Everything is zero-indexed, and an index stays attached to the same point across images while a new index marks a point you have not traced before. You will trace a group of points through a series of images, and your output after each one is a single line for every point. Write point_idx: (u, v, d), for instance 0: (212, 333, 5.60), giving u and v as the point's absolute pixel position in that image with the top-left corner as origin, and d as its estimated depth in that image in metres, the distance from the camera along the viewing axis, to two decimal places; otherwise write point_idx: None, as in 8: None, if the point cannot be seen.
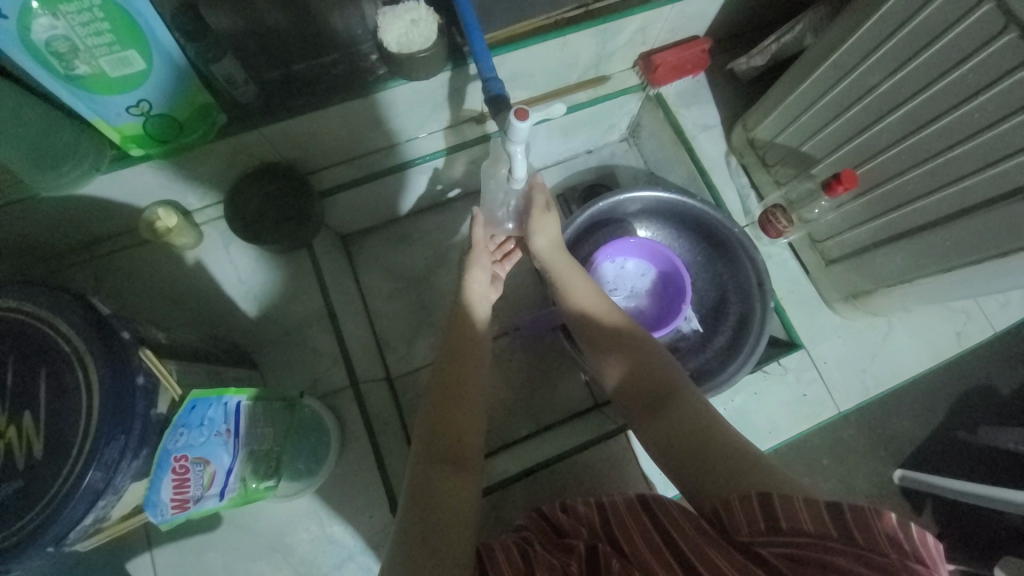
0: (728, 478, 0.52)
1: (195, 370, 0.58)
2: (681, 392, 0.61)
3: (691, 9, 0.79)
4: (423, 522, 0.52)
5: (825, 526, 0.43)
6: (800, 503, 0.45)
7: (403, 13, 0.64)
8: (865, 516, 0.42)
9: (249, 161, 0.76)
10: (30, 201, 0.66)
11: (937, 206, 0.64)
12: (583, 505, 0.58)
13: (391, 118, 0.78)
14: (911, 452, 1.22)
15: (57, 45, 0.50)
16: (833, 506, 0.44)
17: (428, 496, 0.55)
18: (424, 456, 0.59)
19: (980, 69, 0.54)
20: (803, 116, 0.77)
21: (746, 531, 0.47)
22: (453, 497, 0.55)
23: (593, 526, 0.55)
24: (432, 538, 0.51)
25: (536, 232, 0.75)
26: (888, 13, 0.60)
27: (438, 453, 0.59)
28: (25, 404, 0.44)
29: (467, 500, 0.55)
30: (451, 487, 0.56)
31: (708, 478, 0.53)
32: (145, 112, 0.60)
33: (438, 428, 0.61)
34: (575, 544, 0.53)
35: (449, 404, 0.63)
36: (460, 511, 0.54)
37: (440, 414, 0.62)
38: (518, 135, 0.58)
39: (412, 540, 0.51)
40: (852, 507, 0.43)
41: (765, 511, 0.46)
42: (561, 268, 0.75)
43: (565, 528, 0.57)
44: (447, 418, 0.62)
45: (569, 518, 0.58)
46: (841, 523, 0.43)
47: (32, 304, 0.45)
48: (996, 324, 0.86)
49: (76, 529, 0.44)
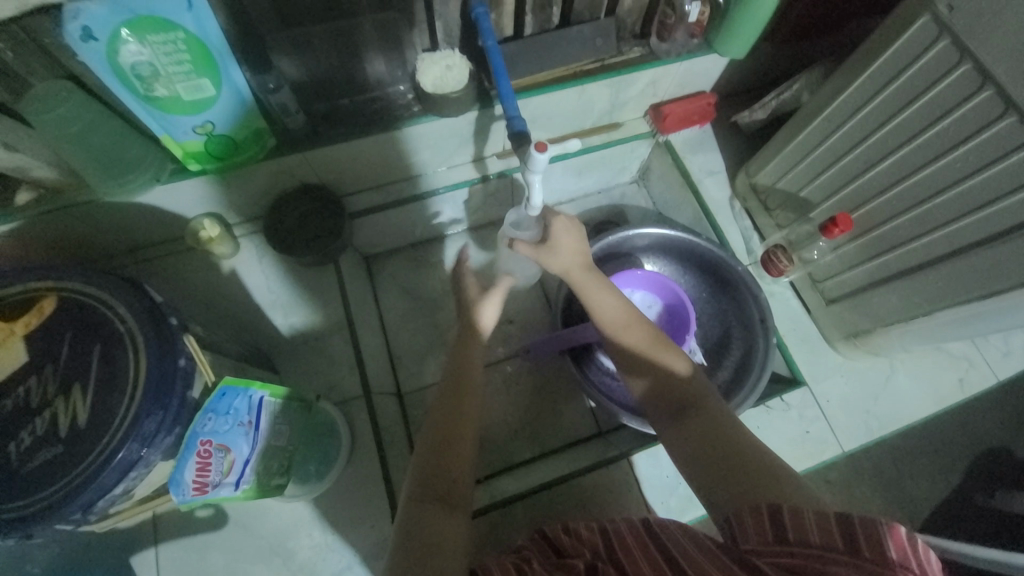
0: (744, 487, 0.52)
1: (226, 363, 0.63)
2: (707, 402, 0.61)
3: (698, 67, 0.88)
4: (421, 530, 0.55)
5: (832, 537, 0.42)
6: (810, 517, 0.44)
7: (440, 59, 0.74)
8: (875, 531, 0.41)
9: (291, 182, 0.84)
10: (93, 204, 0.73)
11: (928, 248, 0.68)
12: (586, 530, 0.59)
13: (421, 150, 0.86)
14: (927, 514, 1.18)
15: (141, 70, 0.58)
16: (842, 517, 0.43)
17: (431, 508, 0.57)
18: (430, 455, 0.61)
19: (961, 122, 0.60)
20: (801, 164, 0.82)
21: (754, 541, 0.46)
22: (444, 537, 0.55)
23: (594, 546, 0.56)
24: (428, 545, 0.53)
25: (556, 249, 0.69)
26: (875, 74, 0.67)
27: (429, 488, 0.59)
28: (77, 376, 0.48)
29: (458, 535, 0.55)
30: (437, 518, 0.56)
31: (729, 489, 0.53)
32: (208, 132, 0.68)
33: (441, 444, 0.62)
34: (575, 563, 0.53)
35: (458, 412, 0.65)
36: (448, 538, 0.55)
37: (449, 423, 0.64)
38: (537, 166, 0.63)
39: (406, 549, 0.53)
40: (863, 521, 0.42)
41: (775, 523, 0.46)
42: (585, 285, 0.68)
43: (566, 547, 0.58)
44: (449, 429, 0.63)
45: (571, 541, 0.58)
46: (850, 538, 0.42)
47: (93, 287, 0.51)
48: (999, 373, 0.87)
49: (104, 499, 0.46)
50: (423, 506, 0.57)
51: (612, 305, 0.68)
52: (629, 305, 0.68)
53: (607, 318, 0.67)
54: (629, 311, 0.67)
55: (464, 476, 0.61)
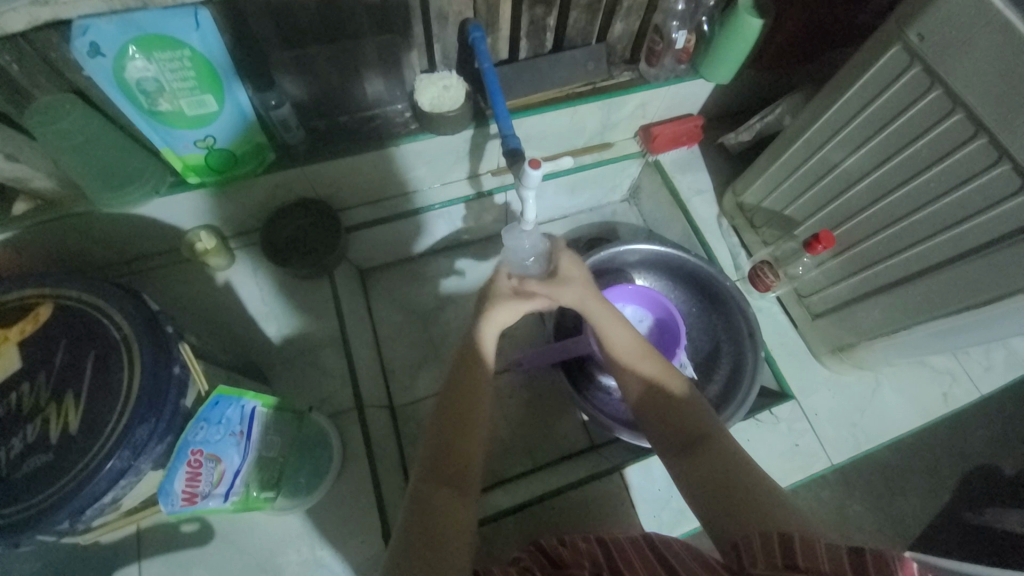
0: (750, 516, 0.52)
1: (219, 374, 0.63)
2: (717, 438, 0.60)
3: (685, 92, 0.91)
4: (434, 517, 0.56)
5: (844, 567, 0.43)
6: (822, 548, 0.44)
7: (437, 80, 0.77)
8: (886, 564, 0.42)
9: (288, 195, 0.85)
10: (90, 215, 0.74)
11: (908, 263, 0.71)
12: (584, 542, 0.59)
13: (417, 166, 0.88)
14: (918, 532, 1.18)
15: (146, 85, 0.60)
16: (854, 551, 0.44)
17: (427, 509, 0.57)
18: (427, 457, 0.60)
19: (933, 144, 0.63)
20: (785, 183, 0.85)
21: (761, 565, 0.45)
22: (452, 520, 0.56)
23: (595, 559, 0.56)
24: (440, 539, 0.54)
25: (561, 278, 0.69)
26: (851, 99, 0.71)
27: (442, 472, 0.59)
28: (70, 383, 0.48)
29: (466, 526, 0.56)
30: (450, 503, 0.57)
31: (736, 520, 0.52)
32: (208, 146, 0.70)
33: (454, 427, 0.62)
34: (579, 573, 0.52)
35: (456, 413, 0.63)
36: (460, 519, 0.57)
37: (448, 424, 0.62)
38: (530, 181, 0.64)
39: (409, 540, 0.54)
40: (874, 553, 0.43)
41: (783, 548, 0.45)
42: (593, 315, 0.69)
43: (564, 559, 0.56)
44: (451, 433, 0.62)
45: (569, 553, 0.57)
46: (862, 569, 0.42)
47: (90, 294, 0.51)
48: (981, 387, 0.89)
49: (93, 507, 0.46)
50: (437, 486, 0.58)
51: (620, 334, 0.68)
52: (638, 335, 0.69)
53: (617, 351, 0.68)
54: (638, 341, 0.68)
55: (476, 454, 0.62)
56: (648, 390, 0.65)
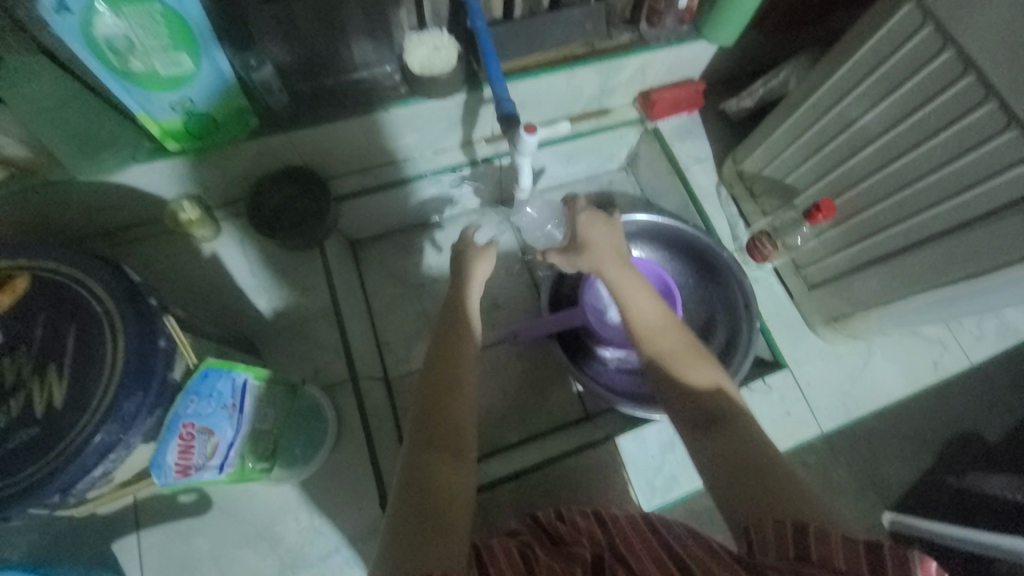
0: (762, 494, 0.51)
1: (207, 347, 0.61)
2: (735, 415, 0.59)
3: (687, 54, 0.88)
4: (429, 480, 0.56)
5: (857, 561, 0.42)
6: (837, 542, 0.44)
7: (427, 39, 0.74)
8: (904, 560, 0.40)
9: (273, 163, 0.82)
10: (66, 183, 0.71)
11: (908, 233, 0.70)
12: (582, 518, 0.60)
13: (407, 132, 0.84)
14: (902, 496, 1.21)
15: (116, 42, 0.55)
16: (870, 546, 0.42)
17: (433, 470, 0.57)
18: (421, 421, 0.61)
19: (941, 109, 0.61)
20: (787, 151, 0.83)
21: (773, 555, 0.47)
22: (449, 481, 0.57)
23: (594, 536, 0.57)
24: (438, 508, 0.54)
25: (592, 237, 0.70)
26: (859, 62, 0.68)
27: (431, 434, 0.60)
28: (52, 357, 0.47)
29: (465, 490, 0.57)
30: (443, 465, 0.57)
31: (747, 496, 0.52)
32: (186, 109, 0.66)
33: (435, 394, 0.63)
34: (581, 552, 0.54)
35: (443, 388, 0.63)
36: (456, 486, 0.57)
37: (432, 395, 0.63)
38: (525, 148, 0.67)
39: (405, 509, 0.54)
40: (891, 547, 0.41)
41: (797, 538, 0.46)
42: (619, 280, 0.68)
43: (563, 535, 0.59)
44: (433, 400, 0.62)
45: (568, 529, 0.59)
46: (877, 564, 0.41)
47: (67, 266, 0.49)
48: (972, 357, 0.90)
49: (84, 480, 0.46)
50: (432, 451, 0.58)
51: (648, 307, 0.67)
52: (664, 310, 0.67)
53: (640, 318, 0.67)
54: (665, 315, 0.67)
55: (465, 420, 0.62)
56: (667, 358, 0.64)
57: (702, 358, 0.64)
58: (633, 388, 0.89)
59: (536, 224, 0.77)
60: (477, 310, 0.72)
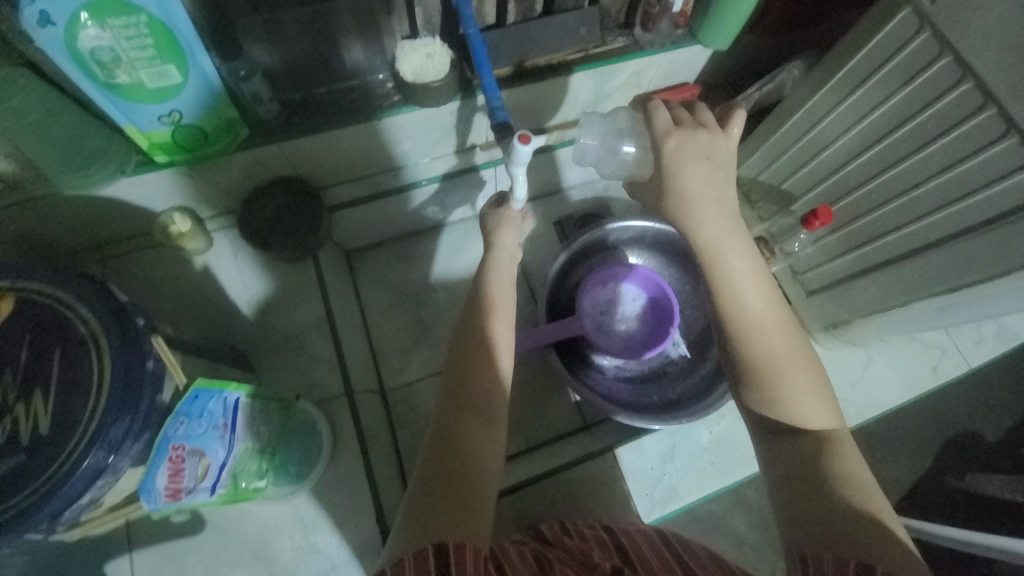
0: (832, 523, 0.48)
1: (197, 365, 0.60)
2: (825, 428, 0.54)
3: (681, 58, 0.87)
4: (452, 453, 0.52)
5: None
6: None
7: (420, 47, 0.72)
8: None
9: (264, 173, 0.80)
10: (53, 197, 0.70)
11: (906, 240, 0.69)
12: (587, 530, 0.62)
13: (402, 141, 0.83)
14: (901, 498, 1.21)
15: (101, 55, 0.54)
16: None
17: (458, 438, 0.53)
18: (445, 395, 0.57)
19: (938, 116, 0.61)
20: (783, 156, 0.83)
21: None
22: (474, 454, 0.53)
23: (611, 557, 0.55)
24: (461, 481, 0.50)
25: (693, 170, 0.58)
26: (854, 69, 0.67)
27: (467, 402, 0.56)
28: (38, 382, 0.46)
29: (492, 459, 0.54)
30: (479, 435, 0.54)
31: (814, 520, 0.49)
32: (175, 122, 0.65)
33: (466, 363, 0.58)
34: (599, 563, 0.52)
35: (469, 359, 0.59)
36: (482, 457, 0.53)
37: (458, 369, 0.58)
38: (521, 158, 0.62)
39: (423, 492, 0.50)
40: None
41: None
42: (723, 240, 0.58)
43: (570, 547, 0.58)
44: (462, 373, 0.58)
45: (575, 541, 0.59)
46: None
47: (53, 287, 0.48)
48: (971, 361, 0.90)
49: (71, 509, 0.44)
50: (462, 415, 0.55)
51: (755, 295, 0.57)
52: (772, 298, 0.57)
53: (741, 306, 0.57)
54: (771, 304, 0.57)
55: (496, 389, 0.58)
56: (769, 355, 0.56)
57: (806, 361, 0.57)
58: (628, 398, 0.90)
59: (602, 151, 0.69)
60: (501, 280, 0.65)
